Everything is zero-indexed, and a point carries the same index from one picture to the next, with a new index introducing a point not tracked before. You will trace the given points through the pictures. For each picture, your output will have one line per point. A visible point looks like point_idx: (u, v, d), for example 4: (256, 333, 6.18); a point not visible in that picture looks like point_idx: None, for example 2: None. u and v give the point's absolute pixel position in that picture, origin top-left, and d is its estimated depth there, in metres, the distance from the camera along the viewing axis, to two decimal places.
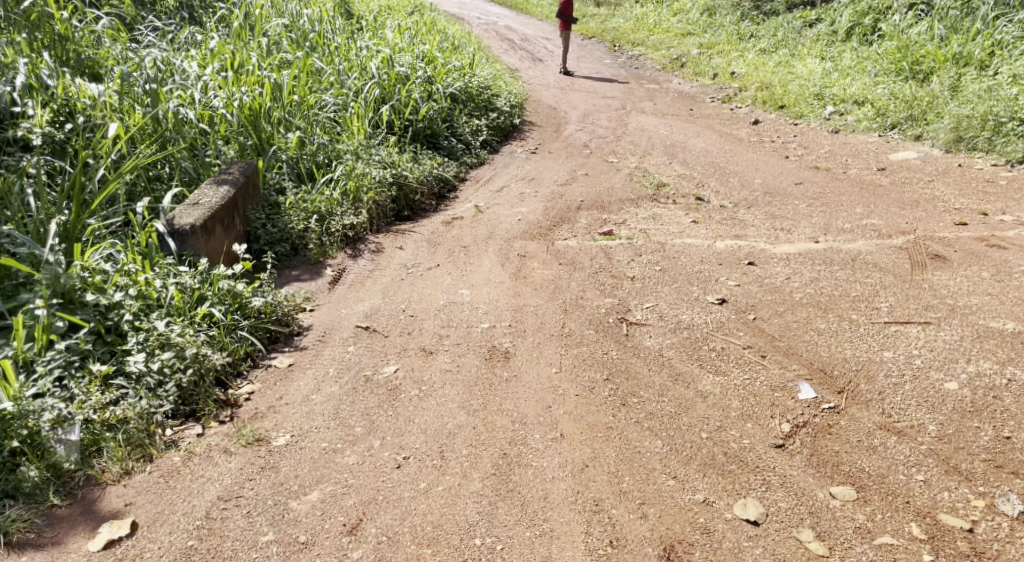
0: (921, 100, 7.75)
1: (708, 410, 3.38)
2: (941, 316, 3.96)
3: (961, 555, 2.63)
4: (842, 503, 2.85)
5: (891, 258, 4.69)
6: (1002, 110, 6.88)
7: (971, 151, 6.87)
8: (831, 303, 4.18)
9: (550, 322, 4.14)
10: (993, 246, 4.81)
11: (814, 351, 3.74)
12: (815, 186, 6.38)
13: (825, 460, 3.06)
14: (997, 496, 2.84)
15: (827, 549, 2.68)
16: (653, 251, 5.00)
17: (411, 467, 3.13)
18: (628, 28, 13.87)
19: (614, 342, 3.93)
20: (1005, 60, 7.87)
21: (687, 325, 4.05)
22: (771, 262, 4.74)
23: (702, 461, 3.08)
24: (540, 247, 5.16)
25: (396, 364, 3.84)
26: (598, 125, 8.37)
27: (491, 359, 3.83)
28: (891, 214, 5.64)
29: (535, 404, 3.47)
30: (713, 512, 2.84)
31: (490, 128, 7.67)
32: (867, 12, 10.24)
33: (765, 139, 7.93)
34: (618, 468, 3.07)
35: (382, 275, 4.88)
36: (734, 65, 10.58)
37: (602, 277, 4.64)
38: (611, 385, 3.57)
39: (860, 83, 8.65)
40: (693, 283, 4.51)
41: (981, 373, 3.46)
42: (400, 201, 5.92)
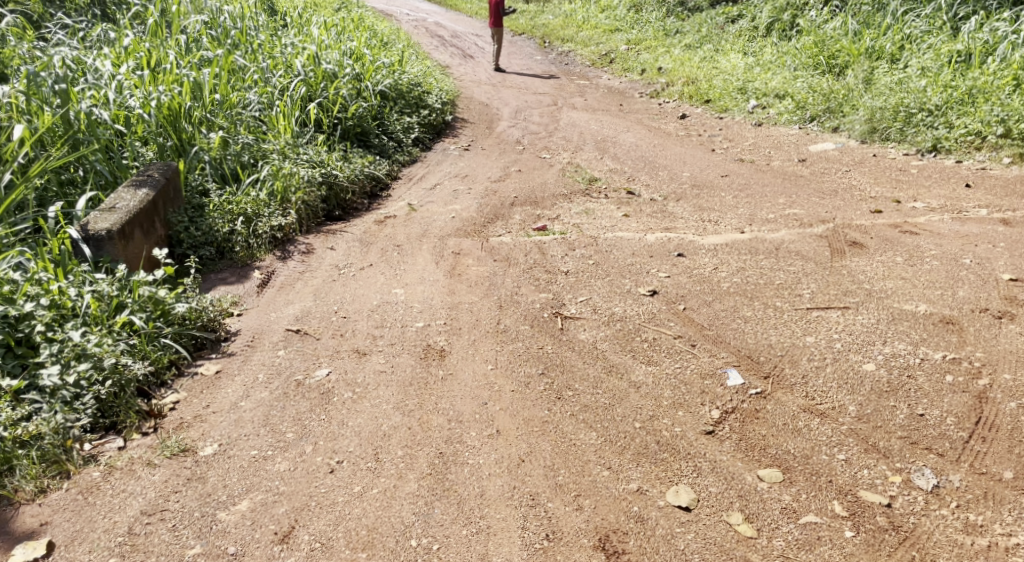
0: (837, 94, 8.04)
1: (641, 400, 3.43)
2: (859, 301, 4.12)
3: (880, 530, 2.74)
4: (769, 485, 2.94)
5: (813, 246, 4.85)
6: (912, 102, 7.20)
7: (884, 141, 7.15)
8: (757, 291, 4.30)
9: (485, 319, 4.14)
10: (906, 232, 5.02)
11: (741, 339, 3.85)
12: (740, 178, 6.55)
13: (753, 444, 3.15)
14: (913, 472, 2.96)
15: (755, 530, 2.75)
16: (586, 245, 5.05)
17: (345, 471, 3.09)
18: (557, 24, 13.98)
19: (549, 337, 3.95)
20: (914, 53, 8.22)
21: (620, 318, 4.11)
22: (700, 253, 4.84)
23: (635, 450, 3.13)
24: (474, 244, 5.15)
25: (328, 367, 3.78)
26: (530, 121, 8.41)
27: (426, 358, 3.81)
28: (812, 204, 5.83)
29: (470, 401, 3.47)
30: (647, 500, 2.89)
31: (421, 125, 7.61)
32: (785, 8, 10.56)
33: (692, 133, 8.09)
34: (554, 462, 3.09)
35: (313, 277, 4.80)
36: (661, 61, 10.77)
37: (536, 273, 4.66)
38: (547, 379, 3.60)
39: (780, 77, 8.91)
40: (625, 276, 4.58)
41: (896, 353, 3.61)
42: (331, 201, 5.83)
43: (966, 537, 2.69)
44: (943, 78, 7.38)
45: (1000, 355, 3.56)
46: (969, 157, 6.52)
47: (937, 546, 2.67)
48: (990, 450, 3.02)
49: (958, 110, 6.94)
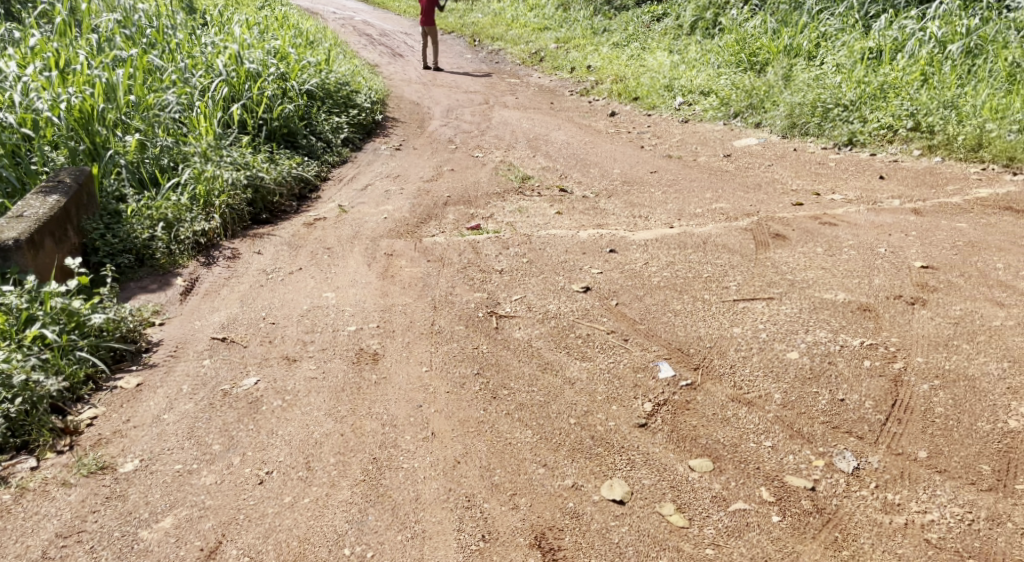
0: (759, 90, 8.27)
1: (576, 396, 3.46)
2: (782, 291, 4.24)
3: (806, 512, 2.80)
4: (700, 475, 2.99)
5: (738, 239, 4.98)
6: (828, 98, 7.46)
7: (804, 136, 7.38)
8: (686, 284, 4.39)
9: (418, 321, 4.11)
10: (825, 224, 5.20)
11: (671, 331, 3.92)
12: (668, 174, 6.67)
13: (684, 434, 3.21)
14: (835, 455, 3.05)
15: (686, 520, 2.79)
16: (519, 243, 5.07)
17: (275, 482, 3.02)
18: (486, 23, 13.99)
19: (484, 336, 3.95)
20: (829, 51, 8.52)
21: (554, 315, 4.13)
22: (631, 249, 4.91)
23: (570, 446, 3.15)
24: (407, 245, 5.10)
25: (257, 376, 3.69)
26: (462, 120, 8.38)
27: (359, 362, 3.75)
28: (737, 198, 5.98)
29: (405, 404, 3.44)
30: (582, 495, 2.91)
31: (350, 125, 7.50)
32: (708, 7, 10.82)
33: (622, 131, 8.19)
34: (490, 462, 3.08)
35: (239, 283, 4.67)
36: (589, 59, 10.89)
37: (471, 272, 4.65)
38: (482, 379, 3.59)
39: (705, 75, 9.12)
40: (559, 273, 4.61)
41: (818, 341, 3.73)
42: (258, 204, 5.68)
43: (885, 515, 2.76)
44: (857, 74, 7.67)
45: (915, 339, 3.71)
46: (882, 150, 6.78)
47: (858, 526, 2.73)
48: (905, 431, 3.13)
49: (871, 105, 7.23)
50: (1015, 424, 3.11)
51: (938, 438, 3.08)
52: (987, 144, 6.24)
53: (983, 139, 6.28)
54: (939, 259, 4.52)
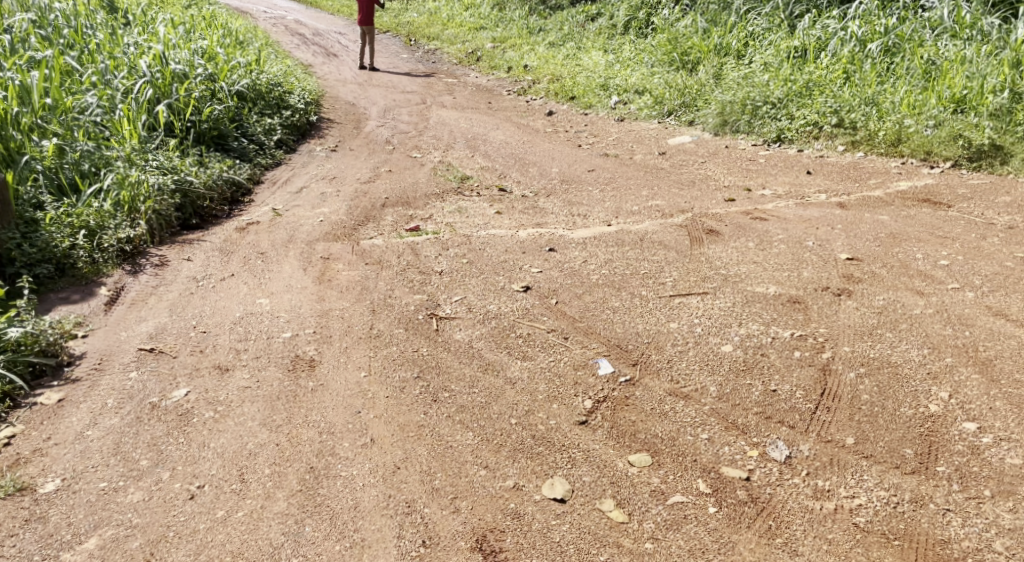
0: (691, 88, 8.43)
1: (517, 396, 3.46)
2: (716, 286, 4.33)
3: (742, 503, 2.86)
4: (639, 470, 3.03)
5: (674, 236, 5.06)
6: (757, 96, 7.62)
7: (734, 133, 7.55)
8: (624, 281, 4.44)
9: (356, 325, 4.05)
10: (757, 218, 5.33)
11: (611, 328, 3.95)
12: (605, 172, 6.74)
13: (624, 430, 3.25)
14: (768, 445, 3.12)
15: (626, 515, 2.81)
16: (458, 244, 5.05)
17: (207, 496, 2.94)
18: (422, 22, 13.92)
19: (423, 339, 3.92)
20: (757, 50, 8.74)
21: (495, 315, 4.13)
22: (570, 247, 4.94)
23: (511, 447, 3.15)
24: (344, 248, 5.03)
25: (187, 387, 3.58)
26: (399, 120, 8.32)
27: (294, 370, 3.68)
28: (672, 195, 6.08)
29: (343, 411, 3.39)
30: (523, 496, 2.91)
31: (284, 126, 7.36)
32: (641, 7, 11.00)
33: (559, 130, 8.24)
34: (430, 466, 3.06)
35: (168, 291, 4.54)
36: (525, 59, 10.93)
37: (410, 274, 4.61)
38: (422, 382, 3.56)
39: (639, 74, 9.24)
40: (499, 273, 4.61)
41: (751, 334, 3.82)
42: (187, 209, 5.52)
43: (816, 502, 2.84)
44: (783, 73, 7.89)
45: (841, 329, 3.83)
46: (809, 146, 6.98)
47: (791, 513, 2.80)
48: (834, 418, 3.23)
49: (797, 103, 7.43)
50: (935, 408, 3.23)
51: (865, 424, 3.18)
52: (906, 139, 6.48)
53: (902, 134, 6.52)
54: (864, 251, 4.68)
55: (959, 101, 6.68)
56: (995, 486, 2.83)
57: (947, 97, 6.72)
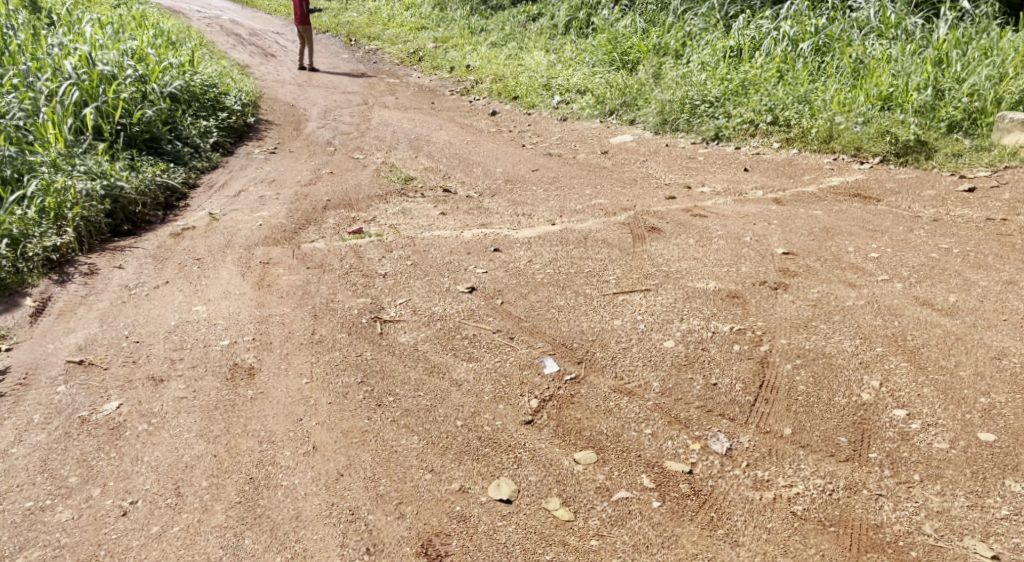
0: (632, 88, 8.51)
1: (463, 398, 3.45)
2: (658, 282, 4.39)
3: (684, 496, 2.90)
4: (584, 467, 3.05)
5: (617, 234, 5.11)
6: (695, 95, 7.76)
7: (674, 132, 7.67)
8: (568, 280, 4.46)
9: (297, 330, 3.99)
10: (697, 215, 5.42)
11: (555, 327, 3.97)
12: (549, 172, 6.76)
13: (569, 428, 3.26)
14: (710, 438, 3.18)
15: (572, 513, 2.83)
16: (403, 246, 5.01)
17: (141, 512, 2.86)
18: (362, 22, 13.78)
19: (367, 343, 3.87)
20: (695, 49, 8.90)
21: (440, 317, 4.11)
22: (514, 247, 4.94)
23: (457, 449, 3.14)
24: (284, 252, 4.95)
25: (119, 399, 3.48)
26: (340, 121, 8.22)
27: (233, 378, 3.60)
28: (614, 193, 6.13)
29: (284, 418, 3.32)
30: (468, 498, 2.89)
31: (220, 129, 7.19)
32: (581, 7, 11.10)
33: (503, 130, 8.24)
34: (374, 471, 3.02)
35: (99, 300, 4.40)
36: (468, 58, 10.92)
37: (353, 277, 4.56)
38: (366, 387, 3.52)
39: (580, 74, 9.32)
40: (444, 274, 4.59)
41: (692, 329, 3.88)
42: (118, 215, 5.37)
43: (756, 492, 2.90)
44: (720, 72, 8.05)
45: (778, 322, 3.92)
46: (746, 144, 7.14)
47: (732, 504, 2.85)
48: (772, 410, 3.30)
49: (734, 102, 7.58)
50: (868, 396, 3.33)
51: (801, 414, 3.26)
52: (837, 135, 6.68)
53: (833, 131, 6.71)
54: (799, 245, 4.80)
55: (886, 98, 6.90)
56: (924, 470, 2.93)
57: (875, 95, 6.93)
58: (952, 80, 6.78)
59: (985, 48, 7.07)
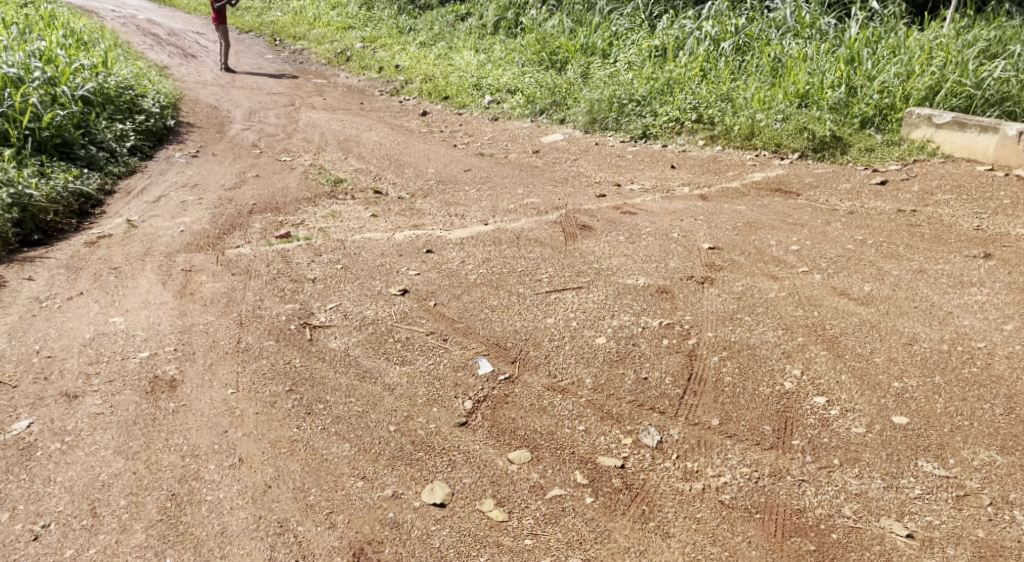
0: (561, 87, 8.58)
1: (396, 402, 3.42)
2: (589, 280, 4.43)
3: (617, 490, 2.93)
4: (518, 466, 3.05)
5: (549, 233, 5.14)
6: (623, 94, 7.87)
7: (604, 131, 7.76)
8: (501, 280, 4.47)
9: (222, 339, 3.88)
10: (626, 213, 5.49)
11: (489, 328, 3.97)
12: (481, 172, 6.76)
13: (503, 428, 3.26)
14: (641, 432, 3.22)
15: (506, 514, 2.83)
16: (333, 250, 4.94)
17: (54, 535, 2.74)
18: (287, 21, 13.52)
19: (296, 349, 3.80)
20: (622, 49, 9.03)
21: (371, 321, 4.06)
22: (447, 248, 4.92)
23: (390, 455, 3.10)
24: (208, 259, 4.81)
25: (29, 418, 3.33)
26: (266, 123, 8.04)
27: (153, 391, 3.48)
28: (546, 192, 6.16)
29: (208, 431, 3.23)
30: (401, 503, 2.86)
31: (137, 132, 6.95)
32: (509, 7, 11.16)
33: (434, 130, 8.19)
34: (304, 481, 2.96)
35: (7, 314, 4.20)
36: (397, 58, 10.82)
37: (280, 282, 4.47)
38: (295, 395, 3.45)
39: (510, 73, 9.34)
40: (375, 277, 4.53)
41: (623, 325, 3.93)
42: (27, 224, 5.14)
43: (686, 483, 2.95)
44: (646, 72, 8.19)
45: (706, 315, 4.01)
46: (672, 141, 7.27)
47: (663, 497, 2.89)
48: (701, 402, 3.37)
49: (660, 100, 7.71)
50: (790, 385, 3.44)
51: (728, 405, 3.34)
52: (759, 132, 6.85)
53: (755, 128, 6.88)
54: (724, 240, 4.91)
55: (803, 96, 7.13)
56: (843, 454, 3.04)
57: (792, 93, 7.14)
58: (864, 77, 7.04)
59: (893, 46, 7.35)
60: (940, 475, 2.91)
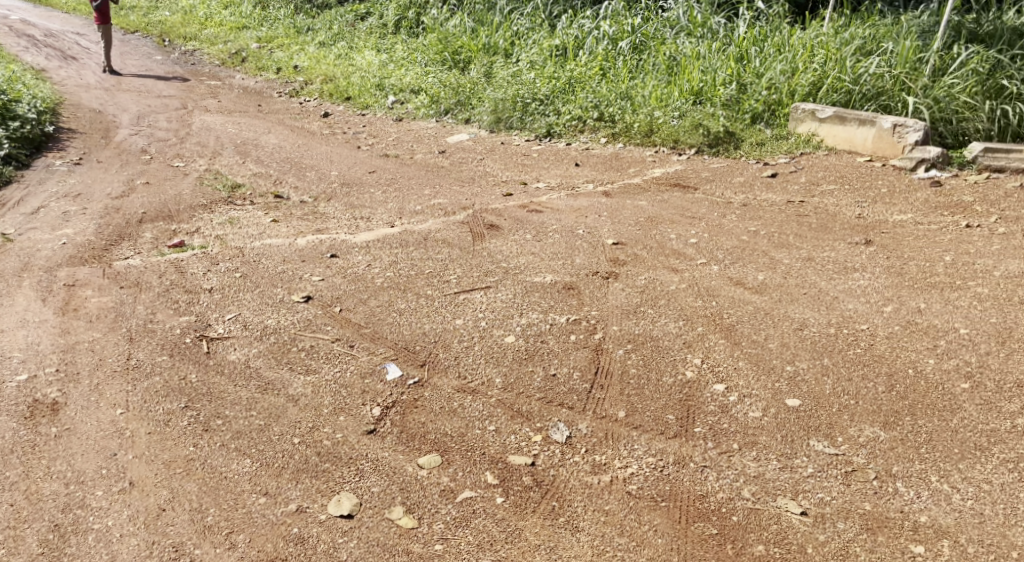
0: (465, 87, 8.56)
1: (300, 413, 3.32)
2: (497, 279, 4.43)
3: (527, 488, 2.93)
4: (428, 471, 3.02)
5: (456, 233, 5.11)
6: (527, 94, 7.91)
7: (509, 130, 7.78)
8: (409, 282, 4.41)
9: (110, 357, 3.68)
10: (532, 211, 5.52)
11: (396, 331, 3.91)
12: (386, 173, 6.67)
13: (413, 433, 3.22)
14: (550, 428, 3.24)
15: (415, 521, 2.78)
16: (231, 257, 4.77)
17: None
18: (176, 20, 13.01)
19: (192, 364, 3.65)
20: (523, 48, 9.09)
21: (273, 330, 3.93)
22: (352, 252, 4.83)
23: (294, 468, 3.01)
24: (93, 272, 4.56)
25: None
26: (156, 127, 7.70)
27: (33, 417, 3.27)
28: (453, 193, 6.13)
29: (94, 455, 3.06)
30: (306, 518, 2.78)
31: (12, 140, 6.54)
32: (409, 7, 11.08)
33: (336, 132, 8.03)
34: (202, 502, 2.84)
35: None
36: (295, 59, 10.57)
37: (174, 294, 4.28)
38: (191, 411, 3.32)
39: (413, 73, 9.26)
40: (276, 284, 4.41)
41: (532, 323, 3.95)
42: None
43: (594, 476, 2.98)
44: (548, 71, 8.27)
45: (611, 310, 4.07)
46: (576, 139, 7.36)
47: (573, 492, 2.91)
48: (608, 395, 3.42)
49: (562, 99, 7.80)
50: (692, 373, 3.53)
51: (634, 397, 3.40)
52: (657, 129, 7.03)
53: (653, 125, 7.06)
54: (627, 235, 5.00)
55: (697, 93, 7.35)
56: (742, 439, 3.14)
57: (687, 90, 7.36)
58: (752, 75, 7.30)
59: (779, 44, 7.65)
60: (829, 453, 3.05)
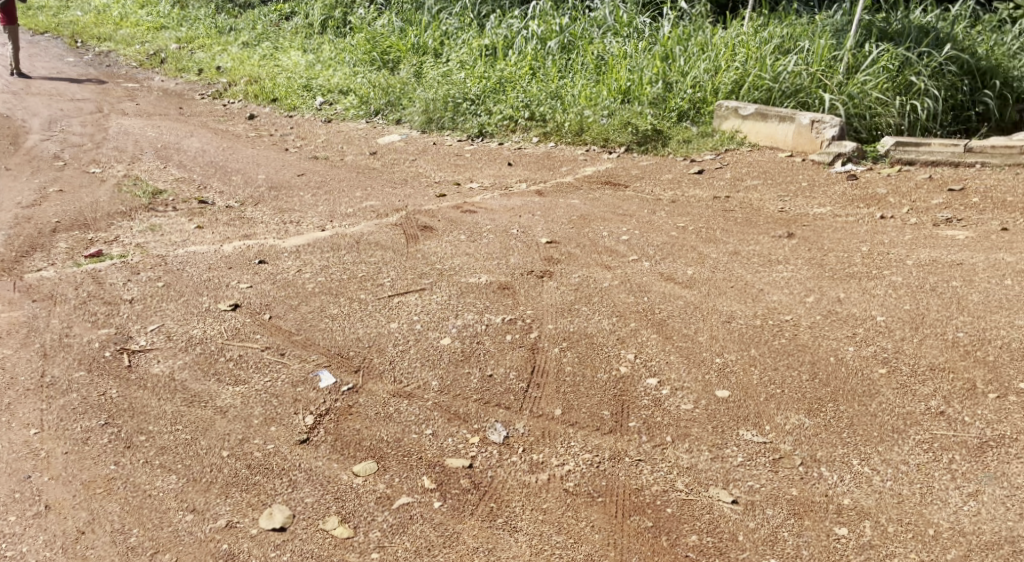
0: (394, 87, 8.47)
1: (230, 424, 3.23)
2: (431, 281, 4.39)
3: (465, 491, 2.91)
4: (364, 479, 2.97)
5: (389, 235, 5.05)
6: (457, 94, 7.88)
7: (440, 130, 7.73)
8: (342, 287, 4.34)
9: (23, 375, 3.51)
10: (466, 211, 5.50)
11: (329, 337, 3.84)
12: (316, 176, 6.55)
13: (347, 441, 3.17)
14: (487, 429, 3.23)
15: (351, 530, 2.72)
16: (154, 266, 4.61)
17: None
18: (88, 21, 12.51)
19: (113, 379, 3.51)
20: (453, 48, 9.05)
21: (200, 340, 3.82)
22: (282, 257, 4.72)
23: (223, 482, 2.92)
24: (3, 286, 4.34)
25: None
26: (70, 132, 7.39)
27: None
28: (385, 194, 6.07)
29: (6, 479, 2.90)
30: (237, 532, 2.69)
31: None
32: (335, 6, 10.92)
33: (264, 134, 7.85)
34: (124, 522, 2.73)
35: None
36: (218, 60, 10.29)
37: (92, 306, 4.11)
38: (113, 428, 3.19)
39: (341, 74, 9.12)
40: (202, 293, 4.27)
41: (467, 324, 3.93)
42: None
43: (532, 476, 2.98)
44: (478, 71, 8.26)
45: (546, 308, 4.08)
46: (508, 139, 7.36)
47: (510, 492, 2.91)
48: (543, 394, 3.42)
49: (493, 98, 7.80)
50: (625, 369, 3.57)
51: (569, 394, 3.41)
52: (587, 128, 7.08)
53: (583, 124, 7.12)
54: (561, 233, 5.03)
55: (625, 92, 7.43)
56: (674, 431, 3.19)
57: (615, 89, 7.44)
58: (678, 73, 7.43)
59: (702, 44, 7.79)
60: (758, 442, 3.12)
